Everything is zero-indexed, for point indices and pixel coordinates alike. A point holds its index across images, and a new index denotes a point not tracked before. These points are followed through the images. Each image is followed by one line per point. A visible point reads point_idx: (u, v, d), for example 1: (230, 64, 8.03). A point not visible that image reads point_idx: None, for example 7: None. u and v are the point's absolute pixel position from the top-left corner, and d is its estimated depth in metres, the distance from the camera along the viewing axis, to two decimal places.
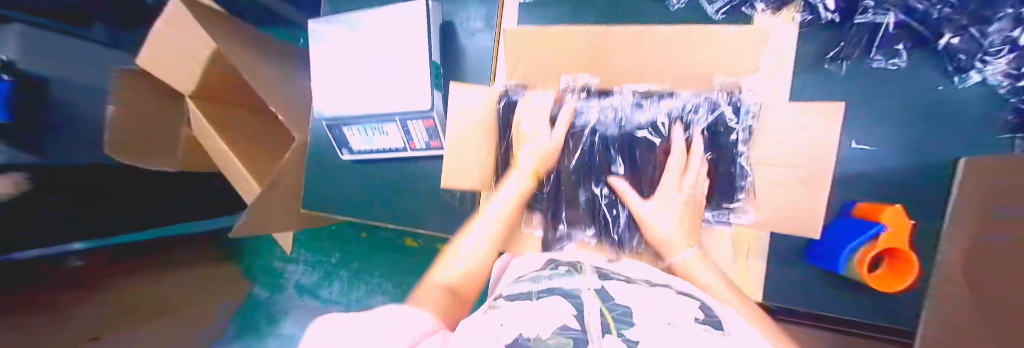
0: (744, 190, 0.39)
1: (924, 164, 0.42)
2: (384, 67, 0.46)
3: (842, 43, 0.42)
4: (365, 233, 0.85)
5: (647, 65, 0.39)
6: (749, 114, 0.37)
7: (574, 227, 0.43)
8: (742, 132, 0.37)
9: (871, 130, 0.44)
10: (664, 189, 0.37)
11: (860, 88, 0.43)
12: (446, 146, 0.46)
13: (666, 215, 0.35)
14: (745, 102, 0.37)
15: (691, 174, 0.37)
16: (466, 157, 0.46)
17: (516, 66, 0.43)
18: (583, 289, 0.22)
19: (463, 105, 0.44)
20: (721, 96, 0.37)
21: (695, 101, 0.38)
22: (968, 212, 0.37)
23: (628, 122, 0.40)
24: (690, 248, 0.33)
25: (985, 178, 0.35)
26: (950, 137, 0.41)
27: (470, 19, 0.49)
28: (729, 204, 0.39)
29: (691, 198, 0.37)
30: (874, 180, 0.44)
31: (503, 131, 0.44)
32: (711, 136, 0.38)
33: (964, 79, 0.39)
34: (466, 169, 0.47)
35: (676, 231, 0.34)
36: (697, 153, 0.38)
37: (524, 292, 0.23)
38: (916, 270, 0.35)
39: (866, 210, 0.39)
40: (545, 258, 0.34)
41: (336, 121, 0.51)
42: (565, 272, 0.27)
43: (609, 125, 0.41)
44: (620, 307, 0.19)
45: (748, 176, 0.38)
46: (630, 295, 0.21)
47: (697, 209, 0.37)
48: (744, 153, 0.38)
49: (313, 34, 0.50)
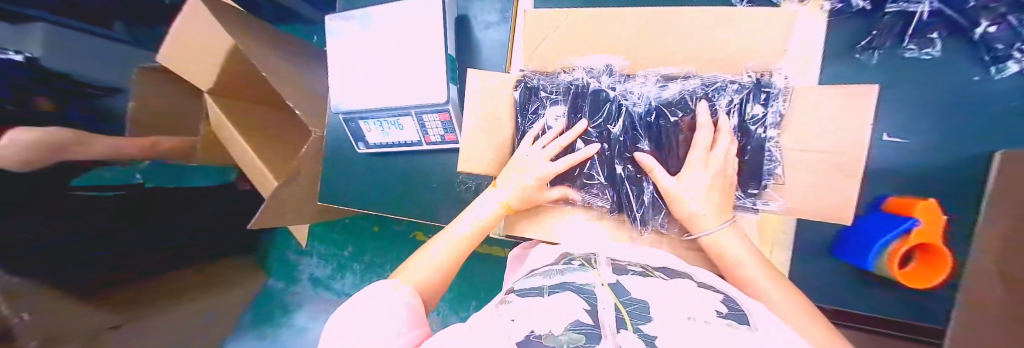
0: (771, 175, 0.33)
1: (954, 156, 0.41)
2: (404, 61, 0.46)
3: (873, 31, 0.41)
4: (377, 227, 0.88)
5: (672, 58, 0.36)
6: (779, 98, 0.32)
7: (591, 204, 0.41)
8: (770, 116, 0.32)
9: (898, 121, 0.43)
10: (694, 165, 0.32)
11: (889, 79, 0.42)
12: (465, 139, 0.43)
13: (693, 195, 0.31)
14: (775, 85, 0.31)
15: (716, 152, 0.31)
16: (484, 141, 0.43)
17: (542, 59, 0.40)
18: (597, 285, 0.22)
19: (478, 86, 0.41)
20: (747, 78, 0.33)
21: (717, 81, 0.34)
22: (1003, 203, 0.35)
23: (649, 96, 0.36)
24: (721, 223, 0.31)
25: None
26: (985, 128, 0.40)
27: (486, 12, 0.49)
28: (756, 189, 0.34)
29: (718, 177, 0.31)
30: (902, 172, 0.43)
31: (522, 115, 0.41)
32: (740, 118, 0.33)
33: (1002, 69, 0.38)
34: (482, 154, 0.44)
35: (704, 204, 0.31)
36: (727, 132, 0.32)
37: (537, 287, 0.23)
38: (950, 265, 0.33)
39: (897, 204, 0.38)
40: (559, 252, 0.34)
41: (353, 115, 0.51)
42: (577, 266, 0.27)
43: (633, 99, 0.36)
44: (635, 303, 0.18)
45: (776, 162, 0.33)
46: (648, 290, 0.21)
47: (727, 195, 0.32)
48: (772, 138, 0.32)
49: (332, 29, 0.50)
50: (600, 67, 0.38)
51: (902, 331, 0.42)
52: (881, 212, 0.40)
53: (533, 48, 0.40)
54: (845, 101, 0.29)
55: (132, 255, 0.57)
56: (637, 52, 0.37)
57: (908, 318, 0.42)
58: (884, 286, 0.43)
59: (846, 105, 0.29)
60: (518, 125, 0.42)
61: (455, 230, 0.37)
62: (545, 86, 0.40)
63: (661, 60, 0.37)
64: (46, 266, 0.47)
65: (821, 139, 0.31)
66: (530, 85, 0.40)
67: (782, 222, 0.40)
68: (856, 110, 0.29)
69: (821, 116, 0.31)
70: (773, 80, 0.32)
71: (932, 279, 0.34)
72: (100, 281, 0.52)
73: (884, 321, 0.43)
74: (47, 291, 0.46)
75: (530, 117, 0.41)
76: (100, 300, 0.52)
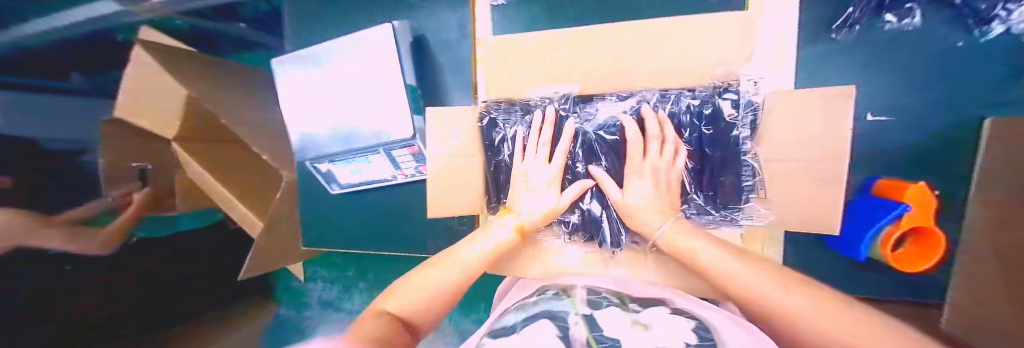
0: (750, 187, 0.32)
1: (940, 127, 0.40)
2: (363, 95, 0.43)
3: (851, 7, 0.40)
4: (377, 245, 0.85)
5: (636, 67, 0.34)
6: (750, 106, 0.30)
7: (573, 237, 0.39)
8: (743, 126, 0.31)
9: (881, 99, 0.41)
10: (637, 174, 0.33)
11: (871, 52, 0.41)
12: (431, 174, 0.40)
13: (647, 202, 0.32)
14: (741, 93, 0.31)
15: (649, 165, 0.32)
16: (450, 181, 0.41)
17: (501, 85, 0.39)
18: (571, 313, 0.25)
19: (444, 124, 0.39)
20: (715, 85, 0.32)
21: (672, 89, 0.34)
22: (991, 175, 0.34)
23: (609, 115, 0.35)
24: (667, 220, 0.31)
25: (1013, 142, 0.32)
26: (963, 95, 0.39)
27: (443, 30, 0.47)
28: (739, 203, 0.32)
29: (661, 187, 0.32)
30: (891, 149, 0.42)
31: (491, 148, 0.39)
32: (710, 125, 0.32)
33: (987, 31, 0.37)
34: (453, 192, 0.41)
35: (650, 210, 0.32)
36: (657, 138, 0.33)
37: (507, 326, 0.24)
38: (944, 247, 0.31)
39: (887, 188, 0.37)
40: (537, 285, 0.35)
41: (320, 159, 0.49)
42: (552, 297, 0.29)
43: (590, 123, 0.36)
44: (608, 340, 0.20)
45: (755, 172, 0.32)
46: (617, 322, 0.23)
47: (673, 195, 0.33)
48: (749, 149, 0.31)
49: (282, 72, 0.47)
50: (559, 96, 0.37)
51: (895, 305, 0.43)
52: (870, 197, 0.39)
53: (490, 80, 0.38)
54: (817, 101, 0.28)
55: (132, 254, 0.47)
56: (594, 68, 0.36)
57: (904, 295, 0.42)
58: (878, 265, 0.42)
59: (820, 107, 0.28)
60: (489, 156, 0.40)
61: (468, 249, 0.35)
62: (502, 117, 0.39)
63: (626, 73, 0.35)
64: (46, 266, 0.38)
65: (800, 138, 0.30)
66: (497, 117, 0.39)
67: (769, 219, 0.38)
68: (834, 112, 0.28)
69: (798, 116, 0.29)
70: (740, 87, 0.31)
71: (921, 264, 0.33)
72: (100, 281, 0.42)
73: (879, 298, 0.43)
74: (23, 310, 0.35)
75: (499, 148, 0.39)
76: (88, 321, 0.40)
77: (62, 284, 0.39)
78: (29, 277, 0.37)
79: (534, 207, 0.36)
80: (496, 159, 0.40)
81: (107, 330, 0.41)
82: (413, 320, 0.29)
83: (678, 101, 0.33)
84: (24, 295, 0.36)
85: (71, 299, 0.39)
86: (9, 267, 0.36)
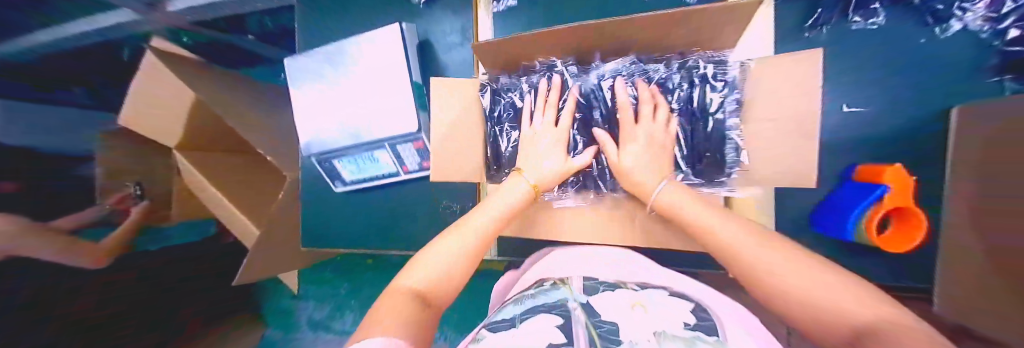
0: (734, 165, 0.34)
1: (917, 115, 0.43)
2: (366, 91, 0.45)
3: (818, 11, 0.44)
4: (371, 260, 0.81)
5: (636, 37, 0.32)
6: (735, 83, 0.32)
7: (561, 188, 0.39)
8: (728, 103, 0.33)
9: (855, 93, 0.45)
10: (630, 140, 0.33)
11: (843, 50, 0.44)
12: (435, 151, 0.41)
13: (645, 156, 0.33)
14: (728, 71, 0.32)
15: (643, 129, 0.33)
16: (452, 156, 0.42)
17: (498, 57, 0.37)
18: (570, 301, 0.26)
19: (442, 110, 0.40)
20: (702, 59, 0.34)
21: (669, 58, 0.35)
22: (967, 157, 0.36)
23: (605, 72, 0.36)
24: (662, 180, 0.32)
25: (983, 124, 0.35)
26: (929, 85, 0.42)
27: (446, 35, 0.50)
28: (721, 176, 0.34)
29: (657, 145, 0.33)
30: (877, 137, 0.44)
31: (490, 118, 0.40)
32: (701, 97, 0.33)
33: (946, 29, 0.41)
34: (458, 162, 0.42)
35: (645, 169, 0.33)
36: (650, 102, 0.34)
37: (507, 319, 0.25)
38: (926, 224, 0.33)
39: (866, 172, 0.38)
40: (536, 277, 0.36)
41: (326, 155, 0.50)
42: (549, 287, 0.30)
43: (584, 78, 0.37)
44: (606, 324, 0.21)
45: (739, 149, 0.33)
46: (615, 307, 0.24)
47: (665, 159, 0.33)
48: (733, 126, 0.33)
49: (292, 70, 0.49)
50: (558, 63, 0.37)
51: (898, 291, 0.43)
52: (852, 182, 0.40)
53: (484, 56, 0.37)
54: (798, 72, 0.29)
55: (139, 255, 0.49)
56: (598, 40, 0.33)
57: (896, 281, 0.43)
58: (868, 252, 0.44)
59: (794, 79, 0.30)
60: (488, 129, 0.41)
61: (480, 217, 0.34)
62: (505, 90, 0.40)
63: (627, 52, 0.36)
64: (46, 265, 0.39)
65: (785, 105, 0.31)
66: (493, 91, 0.40)
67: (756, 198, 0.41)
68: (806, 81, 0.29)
69: (774, 98, 0.32)
70: (727, 66, 0.32)
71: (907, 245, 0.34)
72: (100, 281, 0.44)
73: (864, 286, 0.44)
74: (23, 310, 0.37)
75: (499, 117, 0.40)
76: (87, 321, 0.43)
77: (62, 285, 0.40)
78: (28, 277, 0.37)
79: (540, 158, 0.36)
80: (495, 128, 0.40)
81: (105, 330, 0.45)
82: (433, 295, 0.27)
83: (667, 66, 0.34)
84: (23, 295, 0.37)
85: (71, 300, 0.42)
86: (10, 266, 0.36)
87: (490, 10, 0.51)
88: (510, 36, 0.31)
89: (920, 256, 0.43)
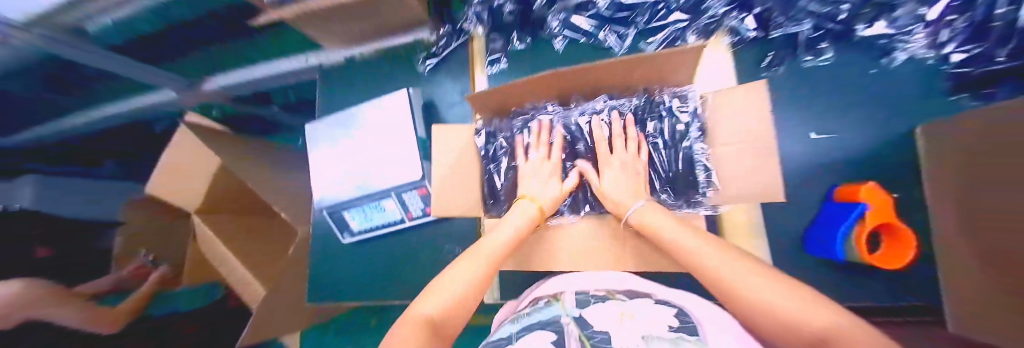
0: (709, 186, 0.37)
1: (879, 138, 0.48)
2: (373, 143, 0.50)
3: (771, 52, 0.49)
4: (374, 319, 0.75)
5: (614, 80, 0.37)
6: (696, 114, 0.37)
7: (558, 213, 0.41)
8: (693, 131, 0.37)
9: (818, 121, 0.49)
10: (607, 166, 0.38)
11: (803, 82, 0.50)
12: (437, 186, 0.43)
13: (614, 178, 0.38)
14: (689, 102, 0.38)
15: (618, 157, 0.38)
16: (450, 192, 0.43)
17: (490, 104, 0.41)
18: (563, 316, 0.27)
19: (440, 153, 0.43)
20: (665, 95, 0.39)
21: (641, 95, 0.40)
22: (953, 169, 0.39)
23: (583, 110, 0.41)
24: (637, 201, 0.36)
25: (960, 133, 0.37)
26: (886, 110, 0.48)
27: (448, 94, 0.57)
28: (697, 195, 0.37)
29: (631, 173, 0.38)
30: (847, 159, 0.48)
31: (487, 158, 0.43)
32: (671, 126, 0.38)
33: (892, 59, 0.47)
34: (455, 200, 0.43)
35: (621, 192, 0.37)
36: (623, 137, 0.39)
37: (505, 337, 0.27)
38: (914, 241, 0.34)
39: (843, 193, 0.40)
40: (531, 297, 0.37)
41: (336, 207, 0.52)
42: (543, 304, 0.31)
43: (565, 113, 0.42)
44: (598, 334, 0.23)
45: (709, 171, 0.37)
46: (605, 318, 0.25)
47: (642, 183, 0.38)
48: (701, 150, 0.37)
49: (312, 133, 0.54)
50: (542, 105, 0.42)
51: (912, 315, 0.43)
52: (834, 202, 0.42)
53: (480, 106, 0.41)
54: (754, 96, 0.34)
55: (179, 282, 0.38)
56: (582, 84, 0.38)
57: (904, 304, 0.43)
58: (871, 271, 0.44)
59: (753, 104, 0.35)
60: (484, 167, 0.43)
61: (493, 237, 0.36)
62: (498, 131, 0.44)
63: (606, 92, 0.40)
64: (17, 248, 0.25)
65: (752, 139, 0.35)
66: (491, 133, 0.43)
67: (745, 209, 0.44)
68: (761, 107, 0.34)
69: (740, 127, 0.36)
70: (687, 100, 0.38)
71: (902, 261, 0.35)
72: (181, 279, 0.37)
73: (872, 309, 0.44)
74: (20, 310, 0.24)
75: (494, 154, 0.43)
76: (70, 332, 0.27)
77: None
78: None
79: (534, 186, 0.39)
80: (490, 166, 0.43)
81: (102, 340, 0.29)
82: (451, 325, 0.28)
83: (637, 102, 0.40)
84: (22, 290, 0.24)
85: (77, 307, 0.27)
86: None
87: (486, 73, 0.57)
88: (502, 85, 0.36)
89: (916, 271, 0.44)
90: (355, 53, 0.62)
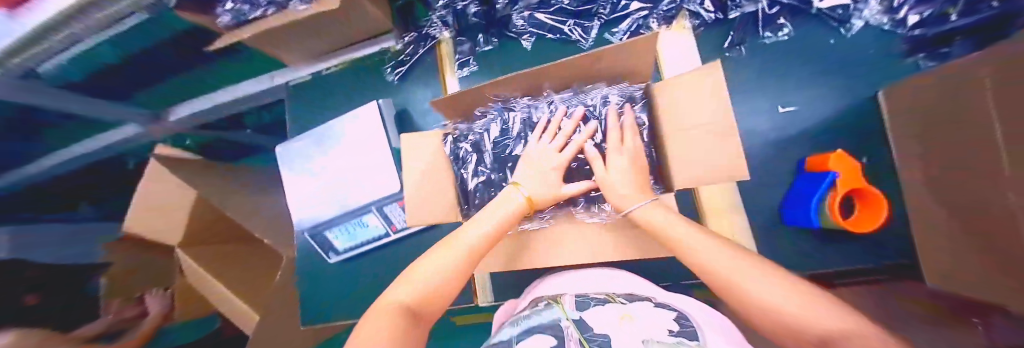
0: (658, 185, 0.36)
1: (844, 105, 0.49)
2: (348, 159, 0.49)
3: (732, 32, 0.50)
4: None
5: (582, 75, 0.35)
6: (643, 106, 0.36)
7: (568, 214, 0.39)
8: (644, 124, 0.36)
9: (784, 97, 0.50)
10: (616, 153, 0.34)
11: (766, 59, 0.51)
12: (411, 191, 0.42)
13: (615, 164, 0.34)
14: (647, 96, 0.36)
15: (630, 142, 0.34)
16: (424, 199, 0.42)
17: (453, 109, 0.40)
18: (563, 319, 0.27)
19: (411, 161, 0.42)
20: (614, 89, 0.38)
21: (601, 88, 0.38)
22: (915, 129, 0.40)
23: (585, 101, 0.38)
24: (640, 198, 0.33)
25: (917, 94, 0.38)
26: (849, 78, 0.49)
27: (422, 100, 0.57)
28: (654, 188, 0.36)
29: (638, 163, 0.34)
30: (814, 129, 0.49)
31: (456, 163, 0.42)
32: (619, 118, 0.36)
33: (850, 27, 0.48)
34: (435, 208, 0.43)
35: (624, 185, 0.33)
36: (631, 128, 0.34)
37: (505, 340, 0.27)
38: (885, 201, 0.34)
39: (813, 164, 0.41)
40: (532, 298, 0.37)
41: (318, 228, 0.51)
42: (543, 306, 0.31)
43: (569, 105, 0.38)
44: (599, 338, 0.23)
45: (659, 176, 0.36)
46: (605, 319, 0.26)
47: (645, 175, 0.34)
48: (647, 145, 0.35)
49: (284, 156, 0.53)
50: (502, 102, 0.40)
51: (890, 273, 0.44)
52: (807, 172, 0.42)
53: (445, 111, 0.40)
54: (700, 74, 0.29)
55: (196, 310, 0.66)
56: (549, 78, 0.35)
57: (882, 263, 0.45)
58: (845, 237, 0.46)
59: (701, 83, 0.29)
60: (456, 173, 0.42)
61: (470, 231, 0.34)
62: (465, 135, 0.42)
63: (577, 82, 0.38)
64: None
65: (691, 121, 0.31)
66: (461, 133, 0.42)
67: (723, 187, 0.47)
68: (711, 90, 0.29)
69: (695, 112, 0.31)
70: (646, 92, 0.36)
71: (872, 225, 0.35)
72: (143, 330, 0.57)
73: (846, 273, 0.45)
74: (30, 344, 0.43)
75: (461, 158, 0.42)
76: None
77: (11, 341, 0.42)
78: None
79: (547, 183, 0.35)
80: (461, 170, 0.42)
81: None
82: (426, 307, 0.30)
83: (593, 95, 0.38)
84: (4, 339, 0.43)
85: None
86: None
87: (455, 76, 0.57)
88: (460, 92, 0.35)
89: (890, 233, 0.45)
90: (323, 68, 0.60)
